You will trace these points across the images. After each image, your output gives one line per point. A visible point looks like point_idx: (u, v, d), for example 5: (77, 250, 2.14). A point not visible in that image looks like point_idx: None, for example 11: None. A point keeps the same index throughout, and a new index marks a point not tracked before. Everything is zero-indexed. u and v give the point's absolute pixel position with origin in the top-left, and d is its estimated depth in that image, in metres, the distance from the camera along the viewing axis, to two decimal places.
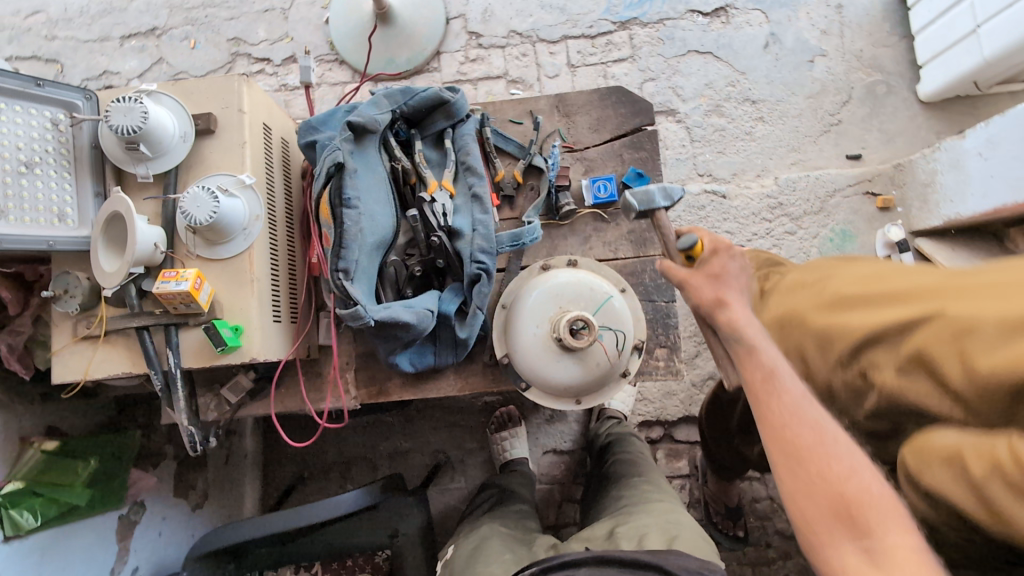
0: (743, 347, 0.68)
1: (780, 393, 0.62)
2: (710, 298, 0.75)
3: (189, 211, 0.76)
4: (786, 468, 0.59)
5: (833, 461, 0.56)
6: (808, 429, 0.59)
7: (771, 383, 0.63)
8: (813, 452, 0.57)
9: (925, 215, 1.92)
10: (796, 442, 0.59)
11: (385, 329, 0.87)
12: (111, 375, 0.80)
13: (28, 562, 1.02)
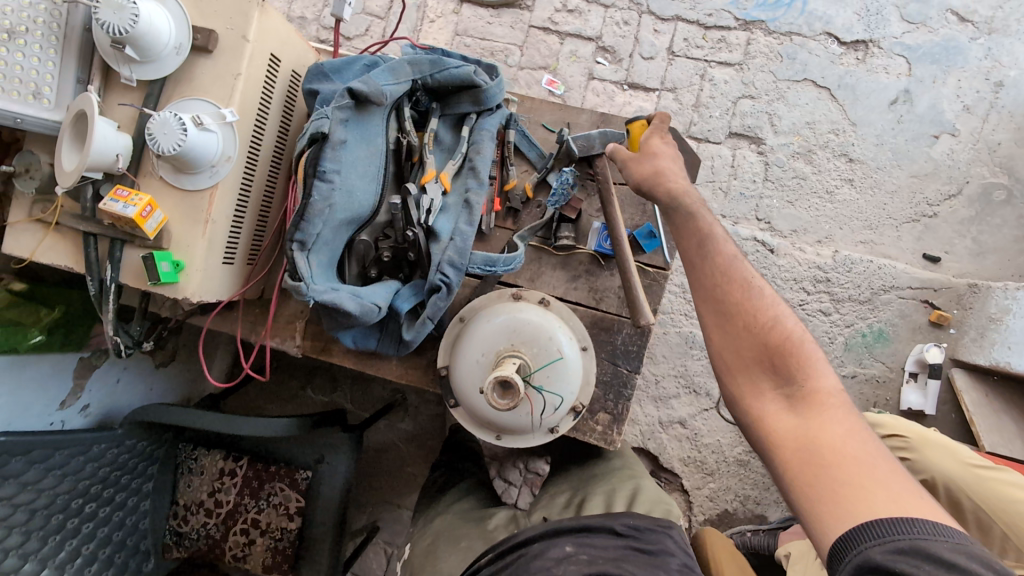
0: (683, 215, 0.82)
1: (754, 298, 0.76)
2: (648, 169, 0.86)
3: (156, 136, 0.72)
4: (753, 358, 0.73)
5: (799, 359, 0.70)
6: (776, 329, 0.73)
7: (751, 294, 0.76)
8: (783, 348, 0.72)
9: (974, 348, 1.72)
10: (767, 340, 0.72)
11: (328, 309, 0.84)
12: (55, 264, 0.80)
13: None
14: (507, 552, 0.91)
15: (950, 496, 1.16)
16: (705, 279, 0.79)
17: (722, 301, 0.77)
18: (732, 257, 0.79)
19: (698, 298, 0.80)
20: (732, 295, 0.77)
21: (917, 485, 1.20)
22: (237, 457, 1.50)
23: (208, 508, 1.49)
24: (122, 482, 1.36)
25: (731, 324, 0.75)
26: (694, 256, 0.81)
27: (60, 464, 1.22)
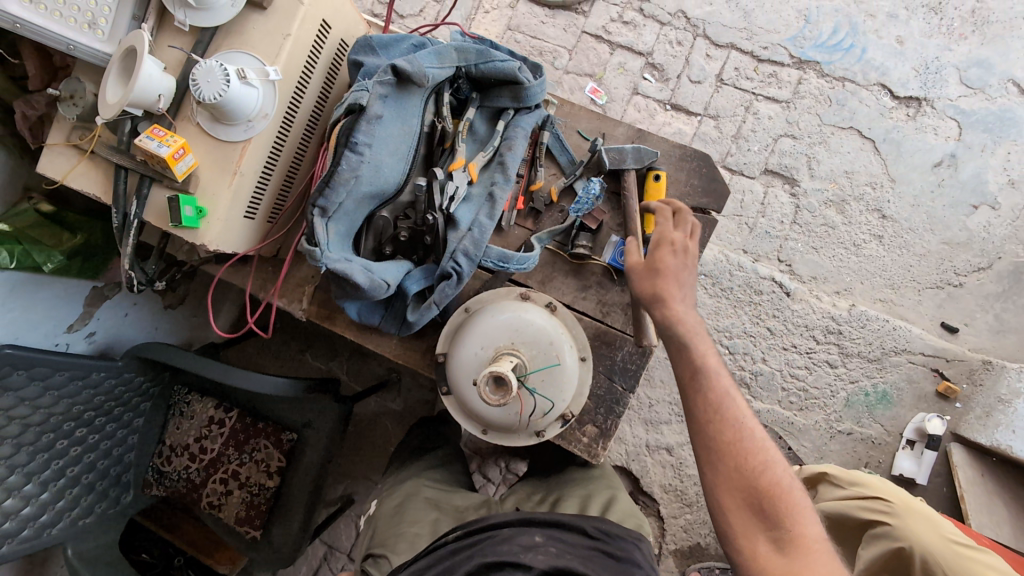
0: (682, 341, 0.83)
1: (745, 435, 0.78)
2: (649, 289, 0.85)
3: (198, 82, 0.73)
4: (744, 497, 0.75)
5: (787, 503, 0.74)
6: (765, 469, 0.76)
7: (742, 430, 0.79)
8: (773, 491, 0.75)
9: (977, 426, 1.69)
10: (758, 481, 0.75)
11: (339, 278, 0.85)
12: (83, 191, 0.81)
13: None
14: (476, 532, 0.90)
15: (925, 566, 1.14)
16: (701, 410, 0.80)
17: (717, 438, 0.78)
18: (725, 387, 0.82)
19: (692, 425, 0.82)
20: (727, 432, 0.79)
21: (894, 552, 1.17)
22: (227, 409, 1.55)
23: (192, 453, 1.53)
24: (116, 413, 1.40)
25: (725, 463, 0.77)
26: (690, 383, 0.83)
27: (58, 385, 1.25)
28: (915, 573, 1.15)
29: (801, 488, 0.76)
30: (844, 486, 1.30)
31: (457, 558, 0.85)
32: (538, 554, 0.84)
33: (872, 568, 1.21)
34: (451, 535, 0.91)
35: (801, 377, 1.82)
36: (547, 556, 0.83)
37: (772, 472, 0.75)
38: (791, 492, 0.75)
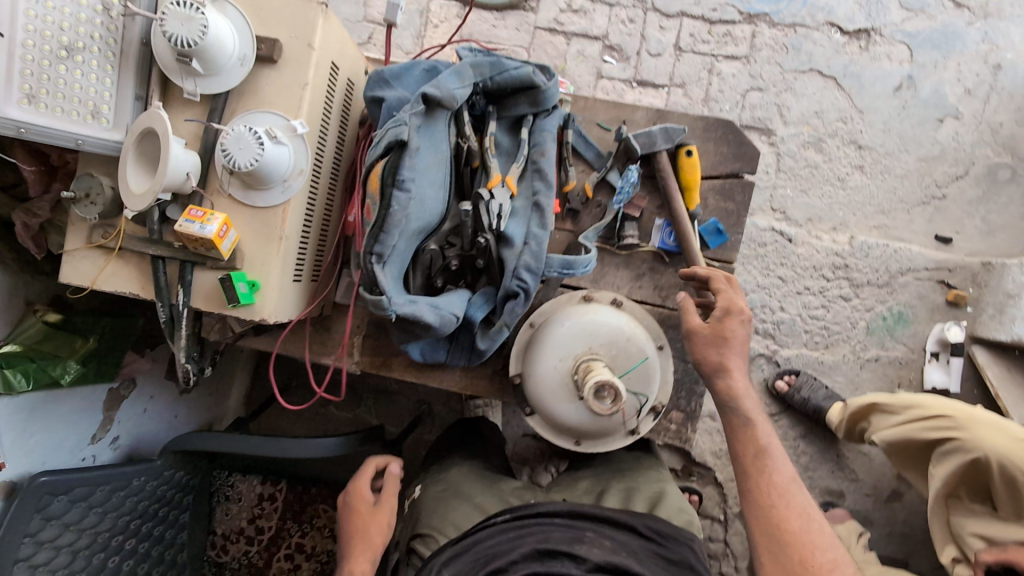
0: (742, 421, 0.85)
1: (805, 524, 0.78)
2: (715, 360, 0.86)
3: (230, 151, 0.69)
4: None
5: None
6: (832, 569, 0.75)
7: (804, 522, 0.78)
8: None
9: (993, 325, 1.77)
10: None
11: (406, 322, 0.82)
12: (118, 292, 0.76)
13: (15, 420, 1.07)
14: (524, 517, 0.94)
15: (1005, 472, 1.17)
16: (758, 495, 0.81)
17: (776, 524, 0.79)
18: (789, 480, 0.82)
19: (753, 517, 0.81)
20: (789, 522, 0.79)
21: (970, 463, 1.23)
22: (274, 481, 1.51)
23: (249, 535, 1.48)
24: (162, 514, 1.31)
25: (783, 552, 0.77)
26: (749, 466, 0.83)
27: (100, 501, 1.17)
28: (995, 479, 1.20)
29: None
30: (900, 413, 1.36)
31: (507, 540, 0.90)
32: (591, 546, 0.87)
33: (951, 483, 1.28)
34: (501, 516, 0.96)
35: (821, 317, 1.86)
36: (604, 550, 0.87)
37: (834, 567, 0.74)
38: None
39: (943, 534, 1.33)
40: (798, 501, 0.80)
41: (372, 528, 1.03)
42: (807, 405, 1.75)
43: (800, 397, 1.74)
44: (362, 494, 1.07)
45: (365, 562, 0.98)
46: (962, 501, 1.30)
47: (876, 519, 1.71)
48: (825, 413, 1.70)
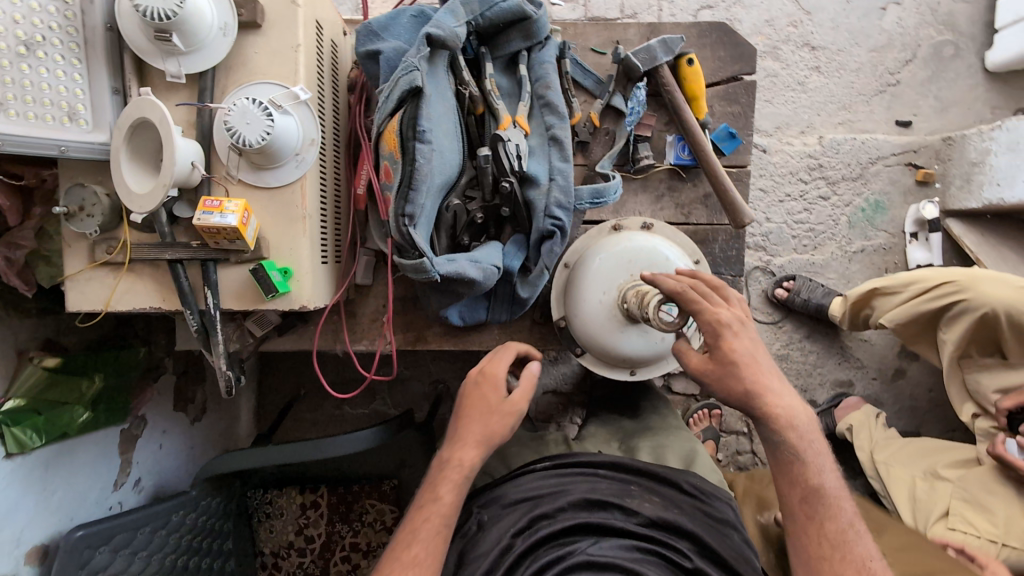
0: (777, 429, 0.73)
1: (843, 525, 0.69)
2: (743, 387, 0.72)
3: (236, 128, 0.63)
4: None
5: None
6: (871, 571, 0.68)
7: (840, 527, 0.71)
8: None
9: (963, 195, 1.84)
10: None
11: (447, 283, 0.78)
12: (137, 309, 0.70)
13: (33, 478, 0.99)
14: (568, 466, 0.94)
15: (1012, 319, 1.26)
16: (794, 495, 0.72)
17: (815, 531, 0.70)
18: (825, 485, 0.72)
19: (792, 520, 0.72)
20: (827, 524, 0.71)
21: (980, 319, 1.29)
22: (314, 488, 1.45)
23: (300, 547, 1.42)
24: (205, 546, 1.25)
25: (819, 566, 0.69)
26: (781, 474, 0.73)
27: (144, 544, 1.10)
28: (1003, 326, 1.28)
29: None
30: (909, 295, 1.39)
31: (549, 487, 0.90)
32: (643, 501, 0.88)
33: (962, 343, 1.35)
34: (542, 462, 0.95)
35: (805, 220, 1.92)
36: (654, 505, 0.87)
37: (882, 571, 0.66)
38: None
39: (961, 393, 1.43)
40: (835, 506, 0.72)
41: (493, 420, 0.84)
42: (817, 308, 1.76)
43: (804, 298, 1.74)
44: (497, 384, 0.86)
45: (479, 453, 0.82)
46: (973, 357, 1.38)
47: (886, 399, 1.80)
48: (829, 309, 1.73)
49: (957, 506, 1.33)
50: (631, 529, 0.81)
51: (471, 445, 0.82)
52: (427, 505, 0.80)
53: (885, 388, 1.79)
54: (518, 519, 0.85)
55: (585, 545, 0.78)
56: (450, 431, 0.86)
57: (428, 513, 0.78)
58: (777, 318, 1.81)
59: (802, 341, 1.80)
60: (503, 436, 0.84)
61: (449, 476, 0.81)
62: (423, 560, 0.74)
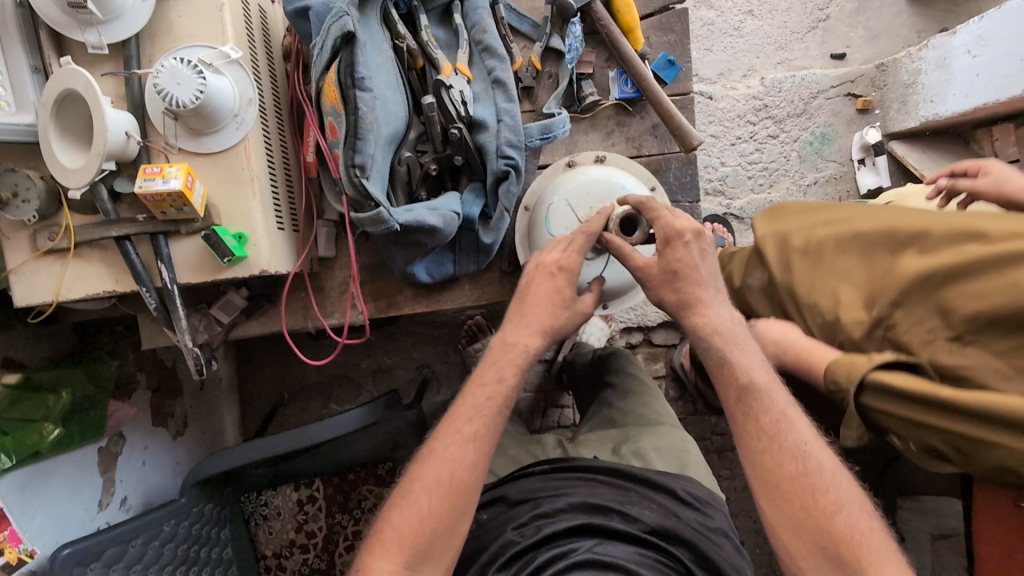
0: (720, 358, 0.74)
1: (812, 470, 0.66)
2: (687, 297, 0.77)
3: (168, 91, 0.61)
4: (807, 544, 0.64)
5: (867, 555, 0.61)
6: (841, 514, 0.64)
7: (801, 463, 0.67)
8: (847, 540, 0.63)
9: (901, 116, 1.89)
10: (831, 523, 0.64)
11: (408, 233, 0.78)
12: (90, 295, 0.68)
13: (10, 501, 0.95)
14: (567, 470, 0.93)
15: None
16: (752, 435, 0.70)
17: (774, 463, 0.67)
18: (780, 415, 0.70)
19: (753, 464, 0.69)
20: (785, 465, 0.67)
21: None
22: (308, 483, 1.43)
23: (302, 544, 1.40)
24: (202, 556, 1.22)
25: (783, 504, 0.66)
26: (738, 409, 0.72)
27: (137, 558, 1.07)
28: None
29: (885, 536, 0.64)
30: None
31: (546, 493, 0.89)
32: (642, 509, 0.86)
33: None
34: (541, 465, 0.94)
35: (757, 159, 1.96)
36: (654, 511, 0.86)
37: (846, 515, 0.64)
38: (871, 537, 0.63)
39: None
40: (795, 439, 0.68)
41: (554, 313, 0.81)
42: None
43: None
44: (571, 275, 0.82)
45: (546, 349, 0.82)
46: None
47: None
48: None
49: None
50: (632, 533, 0.79)
51: (536, 333, 0.81)
52: (488, 384, 0.80)
53: None
54: (520, 515, 0.85)
55: (583, 545, 0.77)
56: (512, 310, 0.83)
57: (490, 392, 0.80)
58: None
59: None
60: (565, 332, 0.84)
61: (512, 358, 0.80)
62: (482, 437, 0.77)
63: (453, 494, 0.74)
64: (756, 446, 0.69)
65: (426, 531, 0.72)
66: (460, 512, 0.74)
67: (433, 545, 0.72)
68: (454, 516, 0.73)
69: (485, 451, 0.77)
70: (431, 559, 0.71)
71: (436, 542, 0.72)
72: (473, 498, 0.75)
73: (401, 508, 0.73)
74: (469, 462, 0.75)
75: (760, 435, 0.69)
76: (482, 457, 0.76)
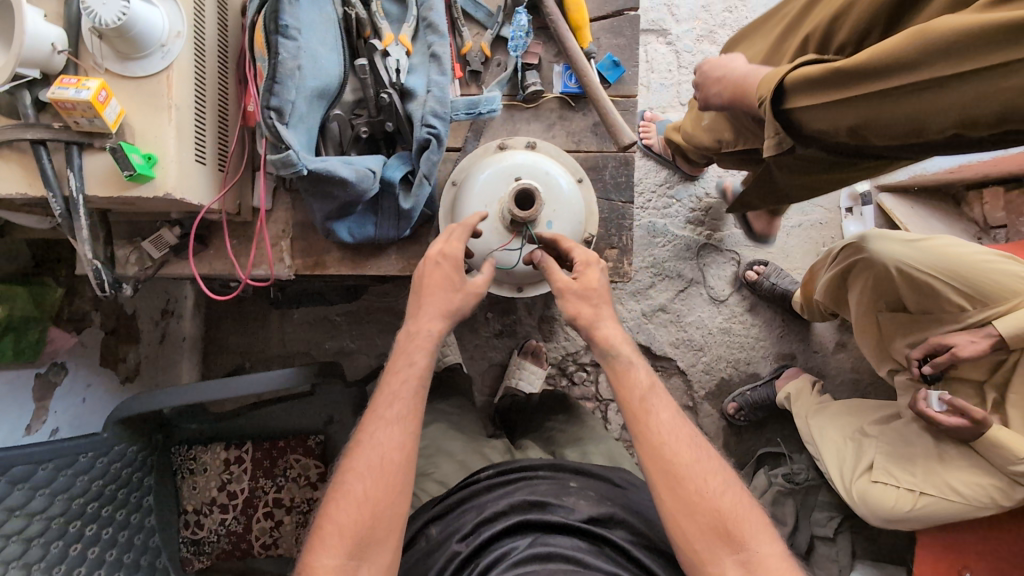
0: (623, 363, 0.83)
1: (698, 468, 0.76)
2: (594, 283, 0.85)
3: (93, 9, 0.66)
4: (702, 527, 0.73)
5: (748, 529, 0.73)
6: (725, 494, 0.75)
7: (696, 450, 0.78)
8: (731, 515, 0.74)
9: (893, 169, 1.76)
10: (719, 505, 0.74)
11: (321, 183, 0.81)
12: (5, 194, 0.72)
13: None
14: (511, 472, 0.96)
15: (902, 272, 1.27)
16: (649, 440, 0.78)
17: (674, 463, 0.76)
18: (671, 413, 0.80)
19: (652, 462, 0.77)
20: (682, 455, 0.77)
21: (873, 272, 1.33)
22: (240, 444, 1.41)
23: (222, 503, 1.38)
24: (121, 498, 1.19)
25: (680, 498, 0.74)
26: (641, 407, 0.80)
27: (46, 482, 1.05)
28: (895, 280, 1.30)
29: (760, 511, 0.76)
30: (830, 261, 1.45)
31: (493, 497, 0.92)
32: (579, 498, 0.89)
33: (864, 298, 1.39)
34: (487, 471, 0.97)
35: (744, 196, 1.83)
36: (590, 501, 0.89)
37: (733, 493, 0.75)
38: (752, 515, 0.75)
39: (879, 354, 1.46)
40: (687, 432, 0.79)
41: (456, 297, 0.86)
42: (771, 289, 1.73)
43: (768, 283, 1.72)
44: (459, 265, 0.85)
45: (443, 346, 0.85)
46: (882, 315, 1.39)
47: (828, 372, 1.78)
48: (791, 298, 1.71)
49: (880, 460, 1.33)
50: (566, 523, 0.83)
51: (436, 318, 0.84)
52: (401, 370, 0.83)
53: (826, 359, 1.78)
54: (465, 525, 0.87)
55: (522, 544, 0.80)
56: (414, 301, 0.86)
57: (404, 376, 0.82)
58: (721, 294, 1.79)
59: (744, 315, 1.79)
60: (463, 313, 0.86)
61: (421, 343, 0.84)
62: (407, 419, 0.80)
63: (384, 479, 0.76)
64: (664, 437, 0.78)
65: (364, 521, 0.73)
66: (394, 495, 0.76)
67: (379, 529, 0.74)
68: (388, 498, 0.75)
69: (408, 433, 0.80)
70: (376, 543, 0.73)
71: (381, 525, 0.74)
72: (405, 479, 0.77)
73: (338, 499, 0.75)
74: (399, 445, 0.78)
75: (661, 435, 0.78)
76: (408, 439, 0.79)
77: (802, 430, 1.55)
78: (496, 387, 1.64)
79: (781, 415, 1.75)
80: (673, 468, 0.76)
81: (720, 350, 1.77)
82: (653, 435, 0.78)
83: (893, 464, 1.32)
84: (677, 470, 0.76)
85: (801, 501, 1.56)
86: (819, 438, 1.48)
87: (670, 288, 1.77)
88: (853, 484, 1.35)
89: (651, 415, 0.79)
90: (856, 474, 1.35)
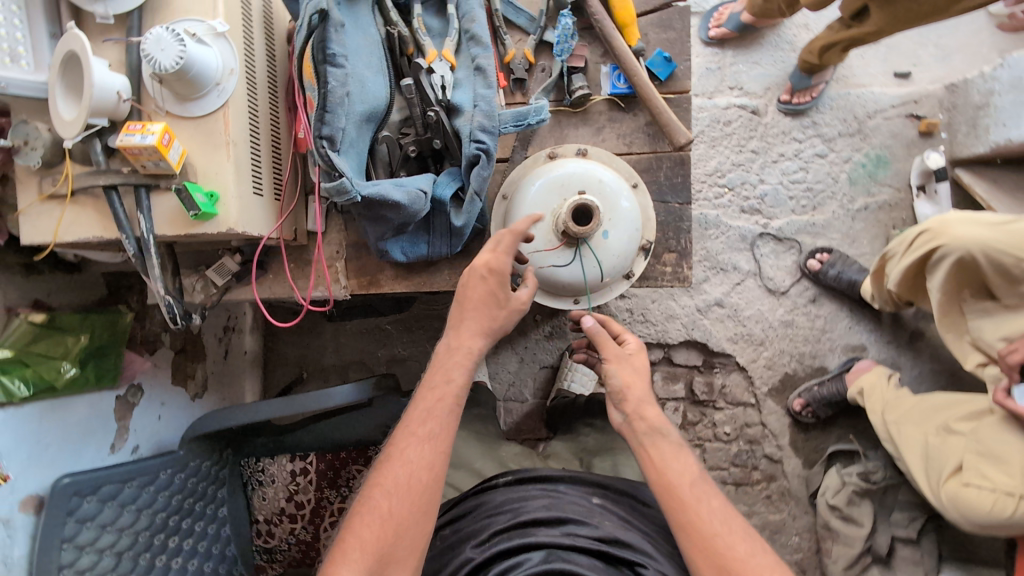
0: (662, 453, 0.82)
1: (753, 563, 0.73)
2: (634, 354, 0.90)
3: (153, 56, 0.68)
4: None
5: None
6: None
7: (747, 546, 0.74)
8: None
9: (970, 141, 1.63)
10: None
11: (375, 207, 0.81)
12: (81, 238, 0.76)
13: (46, 424, 1.08)
14: (530, 482, 0.94)
15: (990, 259, 1.18)
16: (698, 532, 0.75)
17: (727, 557, 0.73)
18: (718, 509, 0.77)
19: (697, 563, 0.74)
20: (734, 549, 0.74)
21: (957, 263, 1.24)
22: (304, 454, 1.37)
23: (291, 514, 1.35)
24: (197, 509, 1.22)
25: None
26: (671, 472, 0.80)
27: (132, 499, 1.10)
28: (984, 269, 1.20)
29: None
30: (903, 250, 1.35)
31: (506, 501, 0.90)
32: (604, 520, 0.85)
33: (947, 289, 1.30)
34: (505, 477, 0.95)
35: (802, 179, 1.73)
36: (615, 525, 0.84)
37: None
38: None
39: (966, 344, 1.35)
40: (735, 525, 0.76)
41: (500, 314, 0.85)
42: (836, 278, 1.62)
43: (832, 272, 1.63)
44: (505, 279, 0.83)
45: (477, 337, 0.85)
46: (967, 303, 1.31)
47: (904, 364, 1.67)
48: (860, 288, 1.60)
49: (970, 459, 1.23)
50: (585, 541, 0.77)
51: (477, 335, 0.84)
52: (439, 387, 0.82)
53: (901, 350, 1.67)
54: (482, 532, 0.84)
55: (536, 558, 0.74)
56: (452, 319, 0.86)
57: (441, 394, 0.82)
58: (782, 285, 1.69)
59: (808, 306, 1.69)
60: (506, 328, 0.86)
61: (455, 359, 0.84)
62: (436, 437, 0.80)
63: (414, 495, 0.75)
64: (717, 531, 0.75)
65: (386, 537, 0.72)
66: (424, 516, 0.75)
67: (400, 547, 0.72)
68: (419, 515, 0.75)
69: (441, 452, 0.79)
70: (394, 563, 0.71)
71: (403, 542, 0.73)
72: (434, 497, 0.76)
73: (364, 515, 0.74)
74: (428, 463, 0.77)
75: (709, 525, 0.76)
76: (439, 457, 0.78)
77: (879, 428, 1.47)
78: (548, 389, 1.61)
79: (853, 410, 1.64)
80: (728, 560, 0.73)
81: (781, 344, 1.68)
82: (700, 528, 0.75)
83: (986, 465, 1.20)
84: (729, 566, 0.72)
85: (879, 502, 1.47)
86: (900, 438, 1.40)
87: (728, 280, 1.70)
88: (941, 489, 1.26)
89: (701, 503, 0.77)
90: (942, 478, 1.27)
